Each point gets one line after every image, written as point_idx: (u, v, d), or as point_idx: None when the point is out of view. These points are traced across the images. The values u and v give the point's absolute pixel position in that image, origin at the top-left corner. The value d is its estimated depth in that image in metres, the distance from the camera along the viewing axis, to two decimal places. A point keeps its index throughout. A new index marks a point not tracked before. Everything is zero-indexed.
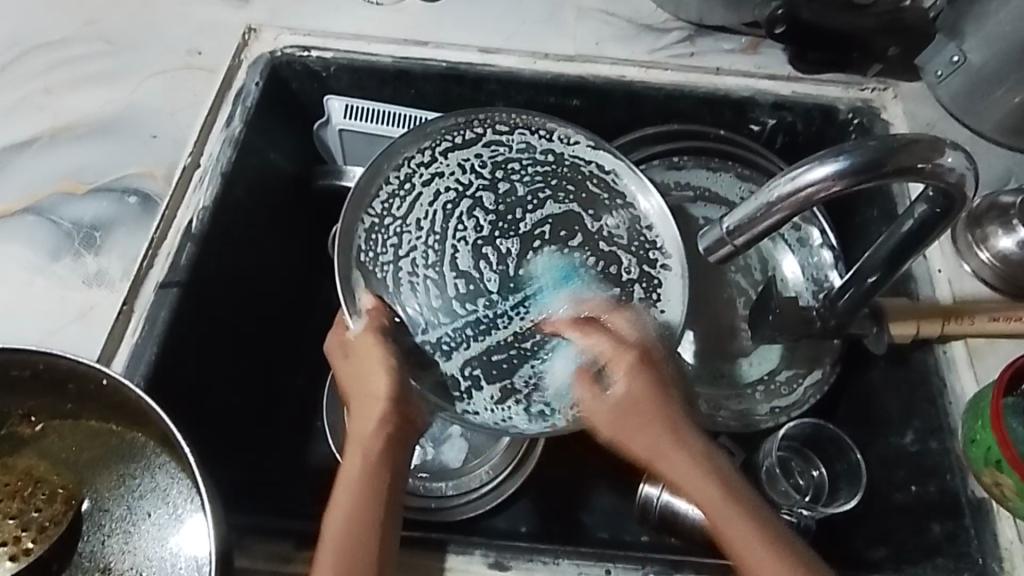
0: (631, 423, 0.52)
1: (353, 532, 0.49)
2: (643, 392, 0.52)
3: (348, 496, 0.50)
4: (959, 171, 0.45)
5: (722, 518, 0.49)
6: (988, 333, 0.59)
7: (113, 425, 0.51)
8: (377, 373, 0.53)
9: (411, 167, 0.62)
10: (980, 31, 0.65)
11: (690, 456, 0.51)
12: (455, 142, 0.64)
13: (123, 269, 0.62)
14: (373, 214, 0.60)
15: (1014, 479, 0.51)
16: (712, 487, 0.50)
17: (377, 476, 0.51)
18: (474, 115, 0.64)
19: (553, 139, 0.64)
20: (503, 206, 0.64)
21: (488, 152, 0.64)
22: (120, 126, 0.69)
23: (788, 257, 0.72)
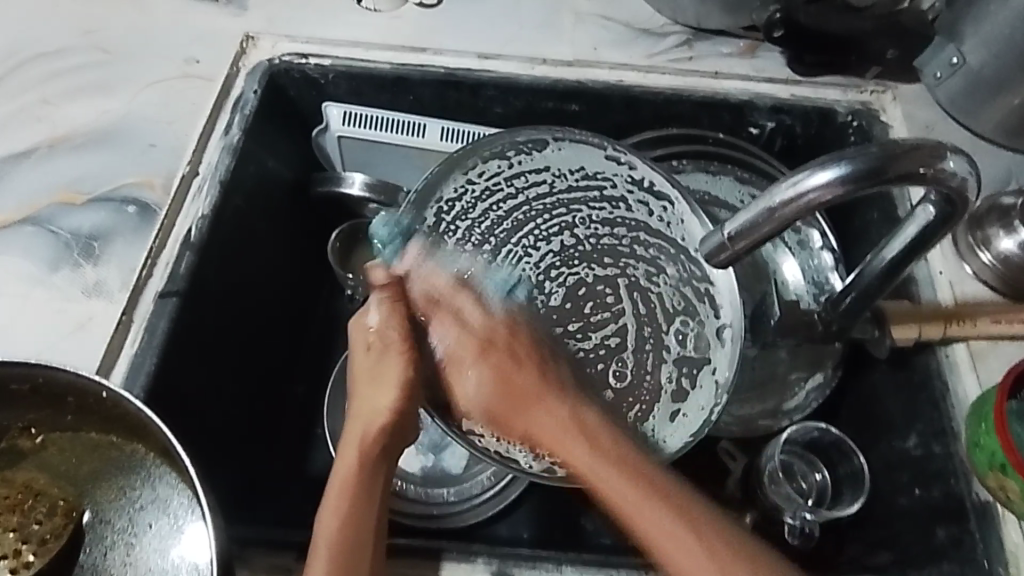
0: (505, 413, 0.52)
1: (344, 535, 0.51)
2: (498, 377, 0.53)
3: (342, 499, 0.52)
4: (961, 176, 0.45)
5: (622, 505, 0.47)
6: (990, 335, 0.59)
7: (113, 437, 0.50)
8: (391, 381, 0.53)
9: (498, 165, 0.63)
10: (978, 31, 0.65)
11: (580, 440, 0.50)
12: (552, 155, 0.64)
13: (122, 279, 0.61)
14: (443, 201, 0.62)
15: (1018, 483, 0.51)
16: (605, 470, 0.48)
17: (370, 480, 0.53)
18: (582, 135, 0.64)
19: (645, 192, 0.62)
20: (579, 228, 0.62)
21: (583, 174, 0.63)
22: (117, 136, 0.69)
23: (788, 260, 0.72)
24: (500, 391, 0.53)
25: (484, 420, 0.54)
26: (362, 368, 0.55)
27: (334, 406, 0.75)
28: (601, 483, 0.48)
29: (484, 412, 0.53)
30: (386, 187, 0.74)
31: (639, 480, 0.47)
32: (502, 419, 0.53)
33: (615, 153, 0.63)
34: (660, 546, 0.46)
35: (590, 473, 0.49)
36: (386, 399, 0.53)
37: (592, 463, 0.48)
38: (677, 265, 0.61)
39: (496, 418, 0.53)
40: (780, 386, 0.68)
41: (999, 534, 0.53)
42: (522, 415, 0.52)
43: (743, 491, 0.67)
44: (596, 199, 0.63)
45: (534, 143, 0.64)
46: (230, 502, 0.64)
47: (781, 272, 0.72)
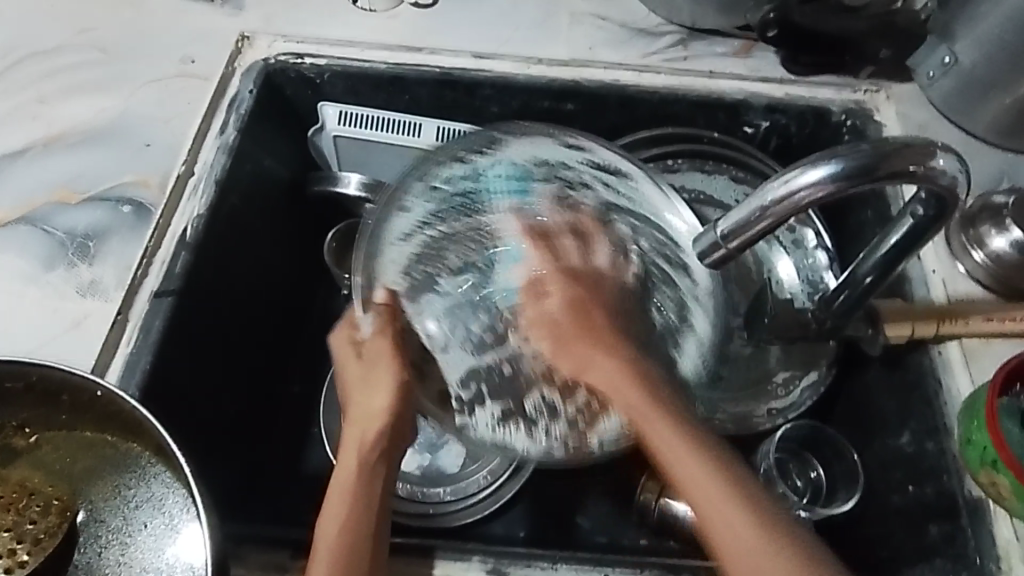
0: (576, 350, 0.50)
1: (346, 545, 0.47)
2: (583, 310, 0.51)
3: (343, 507, 0.49)
4: (951, 174, 0.45)
5: (671, 458, 0.44)
6: (984, 334, 0.59)
7: (108, 436, 0.51)
8: (385, 380, 0.53)
9: (451, 167, 0.64)
10: (971, 31, 0.65)
11: (640, 387, 0.47)
12: (502, 149, 0.64)
13: (118, 278, 0.61)
14: (400, 215, 0.63)
15: (1010, 480, 0.51)
16: (659, 415, 0.45)
17: (371, 487, 0.50)
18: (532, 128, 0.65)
19: (601, 170, 0.63)
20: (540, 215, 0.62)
21: (537, 160, 0.64)
22: (113, 135, 0.69)
23: (783, 259, 0.72)
24: (575, 328, 0.51)
25: (560, 356, 0.51)
26: (350, 375, 0.55)
27: (329, 405, 0.75)
28: (655, 431, 0.45)
29: (559, 345, 0.52)
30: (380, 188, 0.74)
31: (698, 440, 0.44)
32: (566, 356, 0.51)
33: (573, 143, 0.64)
34: (704, 504, 0.42)
35: (647, 424, 0.45)
36: (380, 401, 0.53)
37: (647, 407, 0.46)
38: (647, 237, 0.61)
39: (561, 352, 0.51)
40: (775, 384, 0.69)
41: (990, 532, 0.53)
42: (585, 352, 0.50)
43: None
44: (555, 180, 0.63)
45: (489, 143, 0.65)
46: (225, 501, 0.64)
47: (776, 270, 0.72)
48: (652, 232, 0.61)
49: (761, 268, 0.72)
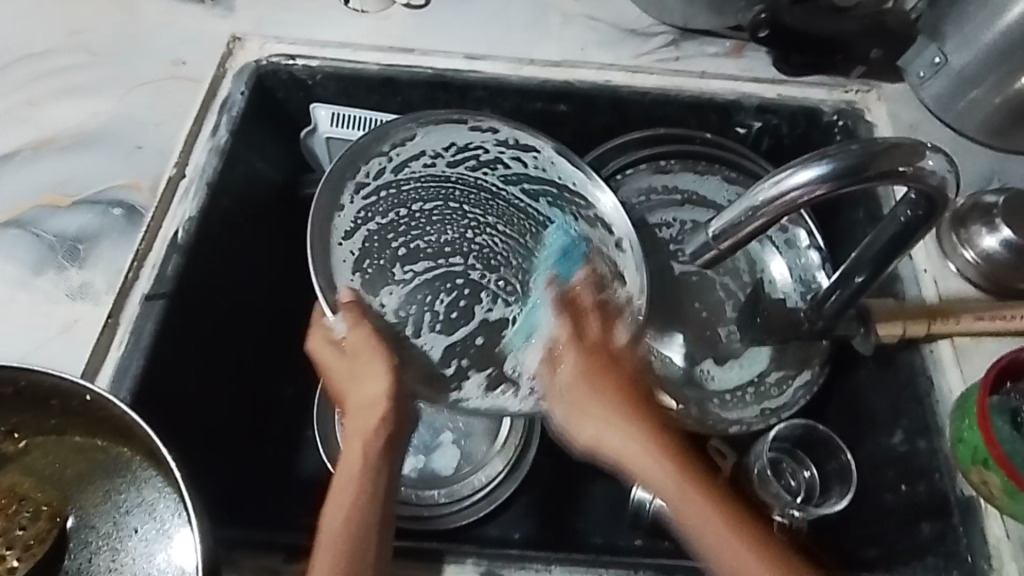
0: (595, 416, 0.54)
1: (347, 538, 0.49)
2: (597, 376, 0.55)
3: (344, 502, 0.51)
4: (940, 174, 0.45)
5: (678, 500, 0.50)
6: (974, 332, 0.59)
7: (98, 440, 0.50)
8: (376, 371, 0.55)
9: (380, 163, 0.65)
10: (960, 32, 0.66)
11: (654, 442, 0.52)
12: (425, 141, 0.67)
13: (108, 282, 0.61)
14: (343, 211, 0.62)
15: (1000, 478, 0.51)
16: (651, 458, 0.51)
17: (369, 481, 0.52)
18: (447, 117, 0.67)
19: (519, 150, 0.68)
20: (480, 198, 0.67)
21: (460, 146, 0.68)
22: (103, 138, 0.69)
23: (776, 259, 0.73)
24: (589, 398, 0.54)
25: (574, 420, 0.54)
26: (336, 373, 0.57)
27: (324, 407, 0.75)
28: (653, 473, 0.51)
29: (577, 411, 0.54)
30: None
31: (697, 480, 0.50)
32: (585, 424, 0.54)
33: (478, 123, 0.68)
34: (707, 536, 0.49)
35: (644, 469, 0.51)
36: (370, 393, 0.54)
37: (651, 457, 0.51)
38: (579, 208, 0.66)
39: (576, 418, 0.54)
40: (768, 384, 0.69)
41: (981, 528, 0.54)
42: (596, 418, 0.54)
43: None
44: (485, 165, 0.68)
45: (410, 134, 0.66)
46: (216, 505, 0.63)
47: (768, 270, 0.73)
48: (573, 203, 0.66)
49: (750, 269, 0.73)
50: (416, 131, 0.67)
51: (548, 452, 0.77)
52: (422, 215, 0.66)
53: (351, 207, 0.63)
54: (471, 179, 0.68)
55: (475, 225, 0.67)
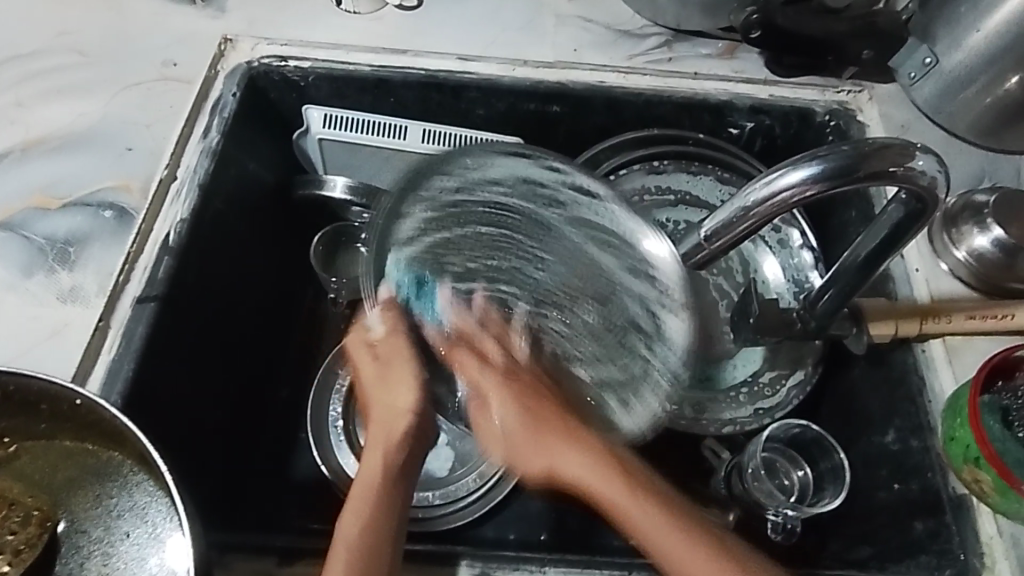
0: (531, 455, 0.54)
1: (365, 541, 0.49)
2: (530, 412, 0.54)
3: (364, 505, 0.51)
4: (930, 174, 0.45)
5: (638, 528, 0.49)
6: (965, 331, 0.60)
7: (89, 445, 0.50)
8: (406, 382, 0.57)
9: (442, 189, 0.63)
10: (951, 34, 0.67)
11: (611, 475, 0.51)
12: (490, 175, 0.64)
13: (99, 284, 0.61)
14: (404, 225, 0.62)
15: (992, 476, 0.51)
16: (614, 492, 0.50)
17: (390, 487, 0.53)
18: (523, 150, 0.63)
19: (581, 198, 0.63)
20: (538, 237, 0.65)
21: (527, 183, 0.64)
22: (93, 139, 0.68)
23: (768, 259, 0.73)
24: (521, 438, 0.54)
25: (514, 457, 0.55)
26: (369, 379, 0.58)
27: (318, 409, 0.75)
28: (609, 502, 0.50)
29: (513, 449, 0.54)
30: (370, 191, 0.74)
31: (659, 504, 0.49)
32: (526, 460, 0.54)
33: (548, 161, 0.63)
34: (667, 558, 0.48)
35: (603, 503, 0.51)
36: (402, 401, 0.56)
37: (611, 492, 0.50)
38: (634, 269, 0.62)
39: (514, 456, 0.55)
40: (762, 384, 0.69)
41: (973, 525, 0.54)
42: (535, 455, 0.54)
43: (728, 487, 0.67)
44: (550, 206, 0.64)
45: (474, 163, 0.64)
46: (208, 508, 0.63)
47: (762, 271, 0.73)
48: (628, 259, 0.63)
49: (745, 270, 0.73)
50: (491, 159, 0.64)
51: None
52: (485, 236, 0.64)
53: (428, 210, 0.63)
54: (538, 214, 0.64)
55: (528, 260, 0.65)
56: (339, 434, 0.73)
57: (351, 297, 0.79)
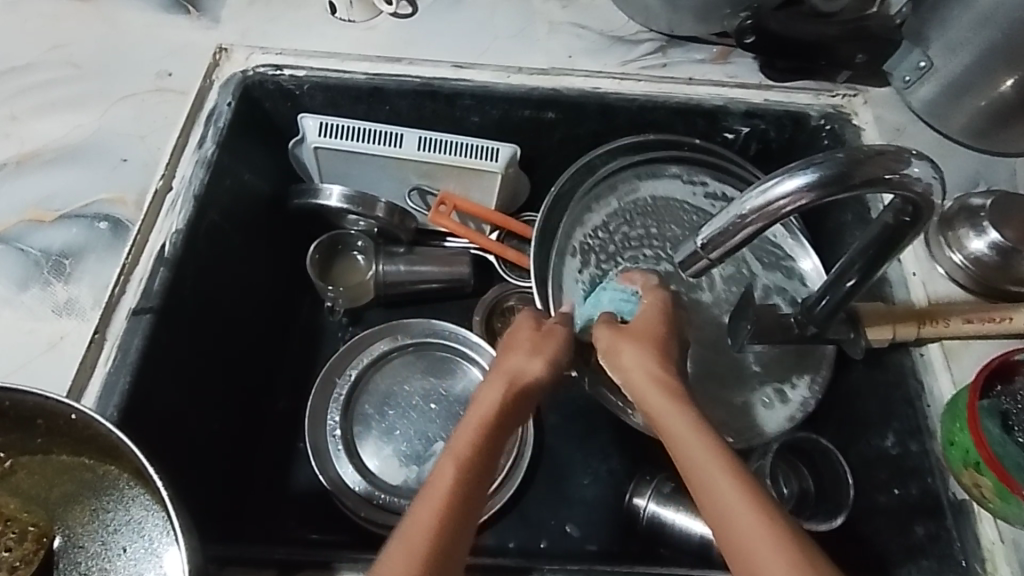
0: (638, 344, 0.49)
1: (460, 492, 0.43)
2: (665, 327, 0.51)
3: (466, 450, 0.45)
4: (925, 181, 0.44)
5: (695, 473, 0.41)
6: (963, 335, 0.59)
7: (85, 459, 0.49)
8: (543, 357, 0.52)
9: (598, 190, 0.72)
10: (943, 36, 0.66)
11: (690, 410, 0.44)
12: (635, 186, 0.74)
13: (94, 297, 0.60)
14: (573, 218, 0.70)
15: (991, 479, 0.51)
16: (681, 419, 0.44)
17: (494, 442, 0.47)
18: (659, 162, 0.74)
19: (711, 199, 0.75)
20: (661, 245, 0.72)
21: (662, 197, 0.74)
22: (88, 151, 0.68)
23: (765, 272, 0.70)
24: (642, 333, 0.50)
25: (613, 347, 0.50)
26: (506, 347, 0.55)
27: (316, 419, 0.75)
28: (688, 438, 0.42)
29: (624, 335, 0.50)
30: (364, 199, 0.77)
31: (727, 450, 0.42)
32: (624, 348, 0.49)
33: (688, 176, 0.75)
34: (716, 503, 0.40)
35: (673, 435, 0.43)
36: (533, 368, 0.51)
37: (688, 428, 0.43)
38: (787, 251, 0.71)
39: (615, 346, 0.50)
40: (764, 395, 0.67)
41: (975, 531, 0.54)
42: (634, 347, 0.49)
43: None
44: (680, 211, 0.74)
45: (631, 176, 0.74)
46: (202, 526, 0.63)
47: (812, 285, 0.69)
48: (766, 247, 0.71)
49: (790, 282, 0.69)
50: (638, 185, 0.74)
51: (541, 459, 0.78)
52: (637, 245, 0.71)
53: (583, 219, 0.71)
54: (674, 212, 0.73)
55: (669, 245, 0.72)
56: (338, 444, 0.73)
57: (348, 305, 0.82)
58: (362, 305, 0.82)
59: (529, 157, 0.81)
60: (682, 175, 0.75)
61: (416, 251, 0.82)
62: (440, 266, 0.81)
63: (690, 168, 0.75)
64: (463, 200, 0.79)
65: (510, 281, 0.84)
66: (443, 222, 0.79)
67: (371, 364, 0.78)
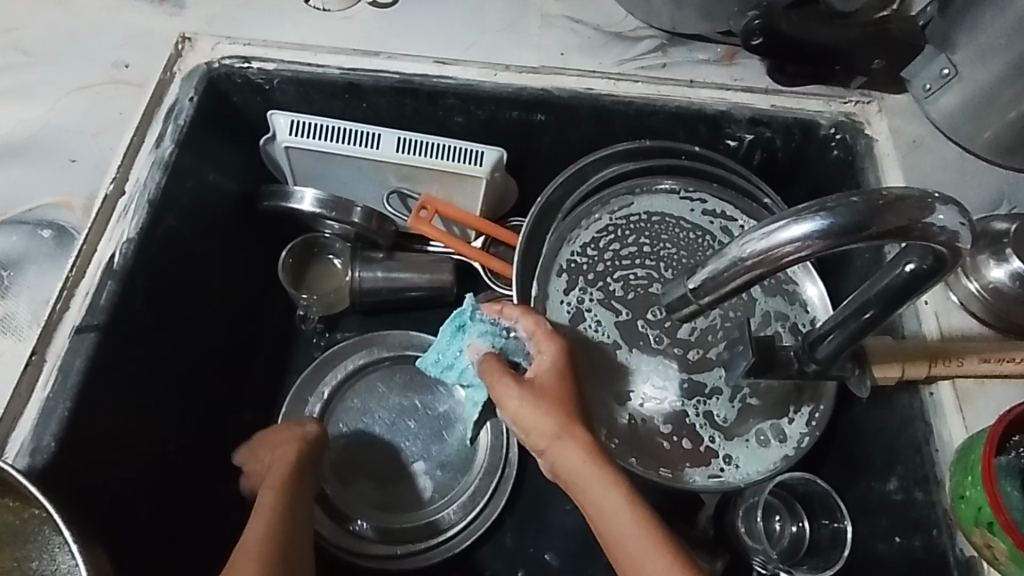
0: (552, 410, 0.51)
1: (274, 525, 0.52)
2: (569, 377, 0.53)
3: (275, 490, 0.56)
4: (950, 229, 0.38)
5: (616, 532, 0.48)
6: (979, 374, 0.55)
7: (8, 500, 0.45)
8: (292, 444, 0.61)
9: (586, 207, 0.66)
10: (972, 43, 0.60)
11: (604, 465, 0.49)
12: (629, 201, 0.67)
13: (32, 313, 0.55)
14: (557, 236, 0.64)
15: (1007, 543, 0.46)
16: (595, 473, 0.49)
17: (290, 511, 0.55)
18: (655, 176, 0.68)
19: (714, 217, 0.67)
20: (656, 264, 0.64)
21: (659, 213, 0.67)
22: (34, 149, 0.63)
23: (767, 299, 0.64)
24: (553, 396, 0.51)
25: (527, 417, 0.51)
26: (278, 437, 0.62)
27: None
28: (599, 492, 0.48)
29: (538, 401, 0.51)
30: (338, 202, 0.72)
31: (632, 494, 0.49)
32: (539, 417, 0.50)
33: (688, 193, 0.68)
34: (627, 544, 0.47)
35: (596, 498, 0.48)
36: (290, 448, 0.61)
37: (607, 487, 0.48)
38: (790, 277, 0.65)
39: (528, 410, 0.51)
40: (766, 433, 0.61)
41: None
42: (548, 411, 0.51)
43: (714, 530, 0.66)
44: (681, 229, 0.66)
45: (624, 192, 0.67)
46: (141, 568, 0.59)
47: (817, 315, 0.64)
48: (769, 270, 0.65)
49: (792, 308, 0.64)
50: (632, 199, 0.67)
51: (525, 484, 0.74)
52: (628, 264, 0.64)
53: (568, 239, 0.65)
54: (673, 230, 0.66)
55: (666, 266, 0.64)
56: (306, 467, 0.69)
57: (323, 313, 0.77)
58: (339, 312, 0.78)
59: (518, 160, 0.76)
60: (683, 191, 0.68)
61: (396, 256, 0.76)
62: (420, 272, 0.76)
63: (690, 185, 0.68)
64: (446, 205, 0.73)
65: (495, 291, 0.78)
66: (425, 229, 0.73)
67: (347, 379, 0.74)
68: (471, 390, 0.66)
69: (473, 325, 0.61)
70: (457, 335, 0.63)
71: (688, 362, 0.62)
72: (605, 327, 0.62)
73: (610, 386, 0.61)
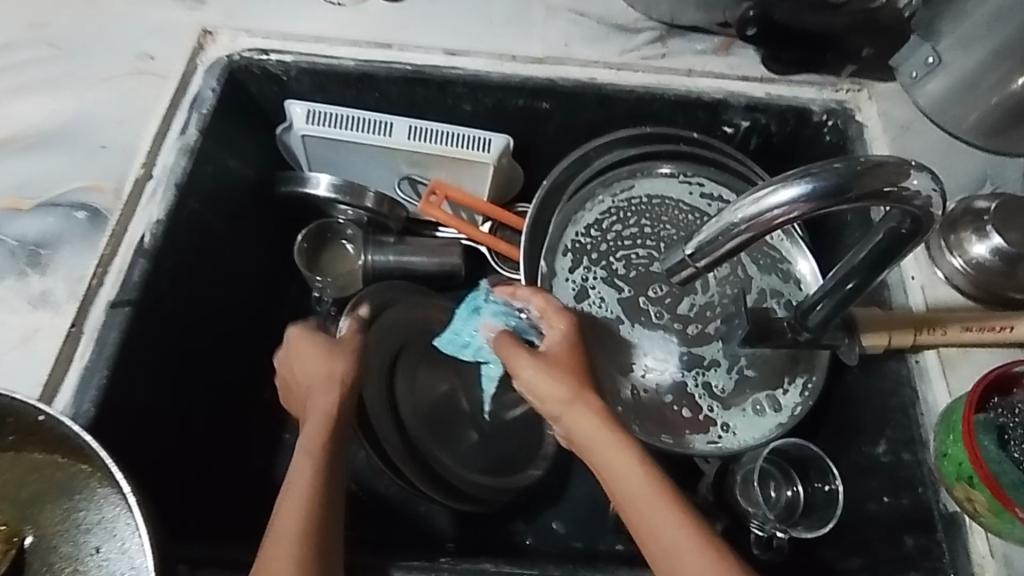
0: (563, 379, 0.54)
1: (313, 503, 0.49)
2: (579, 351, 0.57)
3: (311, 452, 0.52)
4: (925, 194, 0.42)
5: (625, 491, 0.50)
6: (962, 343, 0.58)
7: (58, 457, 0.48)
8: (328, 389, 0.55)
9: (589, 190, 0.69)
10: (956, 30, 0.63)
11: (614, 430, 0.52)
12: (629, 184, 0.70)
13: (70, 289, 0.59)
14: (560, 218, 0.68)
15: (985, 495, 0.50)
16: (604, 436, 0.52)
17: (329, 479, 0.51)
18: (655, 161, 0.71)
19: (711, 199, 0.71)
20: (656, 243, 0.68)
21: (659, 195, 0.70)
22: (65, 136, 0.66)
23: (762, 275, 0.68)
24: (564, 367, 0.55)
25: (540, 385, 0.54)
26: (315, 373, 0.56)
27: None
28: (609, 454, 0.51)
29: (551, 371, 0.54)
30: (353, 188, 0.75)
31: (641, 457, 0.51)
32: (552, 386, 0.54)
33: (687, 176, 0.71)
34: (635, 502, 0.50)
35: (607, 460, 0.51)
36: (326, 396, 0.55)
37: (617, 450, 0.51)
38: (783, 255, 0.69)
39: (540, 380, 0.54)
40: (762, 401, 0.65)
41: (965, 541, 0.53)
42: (560, 380, 0.54)
43: (714, 496, 0.69)
44: (680, 210, 0.70)
45: (625, 175, 0.71)
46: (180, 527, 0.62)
47: (809, 289, 0.67)
48: (763, 249, 0.69)
49: (787, 285, 0.67)
50: (633, 182, 0.71)
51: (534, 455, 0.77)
52: (630, 244, 0.68)
53: (571, 219, 0.68)
54: (672, 211, 0.69)
55: (666, 245, 0.68)
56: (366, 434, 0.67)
57: (336, 295, 0.80)
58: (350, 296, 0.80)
59: (524, 147, 0.80)
60: (682, 175, 0.72)
61: (407, 241, 0.80)
62: (433, 256, 0.78)
63: (689, 169, 0.71)
64: (456, 190, 0.77)
65: (502, 272, 0.82)
66: (433, 213, 0.77)
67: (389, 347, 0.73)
68: (485, 365, 0.71)
69: (486, 307, 0.67)
70: (472, 316, 0.69)
71: (688, 336, 0.65)
72: (608, 304, 0.65)
73: (616, 360, 0.64)
